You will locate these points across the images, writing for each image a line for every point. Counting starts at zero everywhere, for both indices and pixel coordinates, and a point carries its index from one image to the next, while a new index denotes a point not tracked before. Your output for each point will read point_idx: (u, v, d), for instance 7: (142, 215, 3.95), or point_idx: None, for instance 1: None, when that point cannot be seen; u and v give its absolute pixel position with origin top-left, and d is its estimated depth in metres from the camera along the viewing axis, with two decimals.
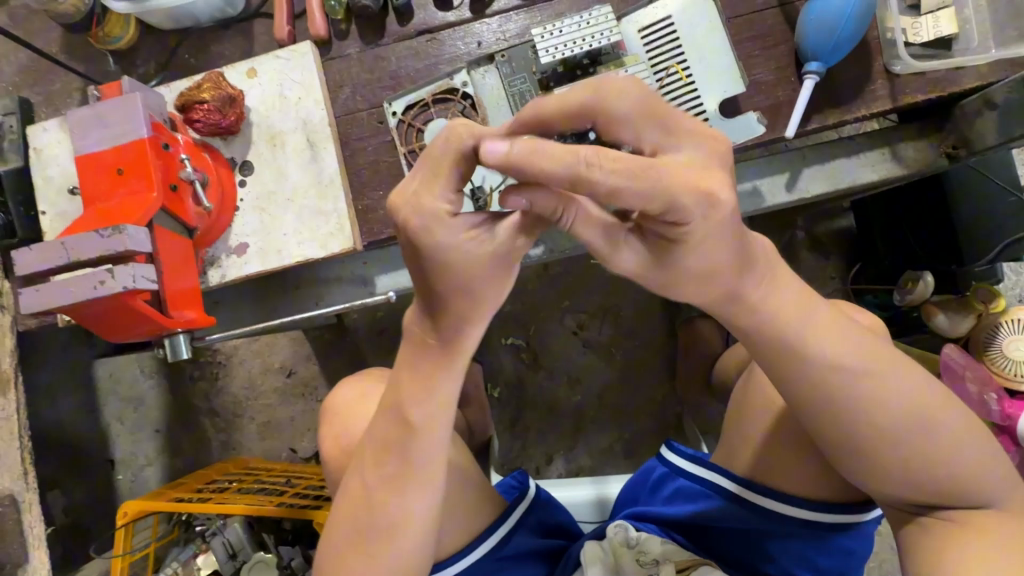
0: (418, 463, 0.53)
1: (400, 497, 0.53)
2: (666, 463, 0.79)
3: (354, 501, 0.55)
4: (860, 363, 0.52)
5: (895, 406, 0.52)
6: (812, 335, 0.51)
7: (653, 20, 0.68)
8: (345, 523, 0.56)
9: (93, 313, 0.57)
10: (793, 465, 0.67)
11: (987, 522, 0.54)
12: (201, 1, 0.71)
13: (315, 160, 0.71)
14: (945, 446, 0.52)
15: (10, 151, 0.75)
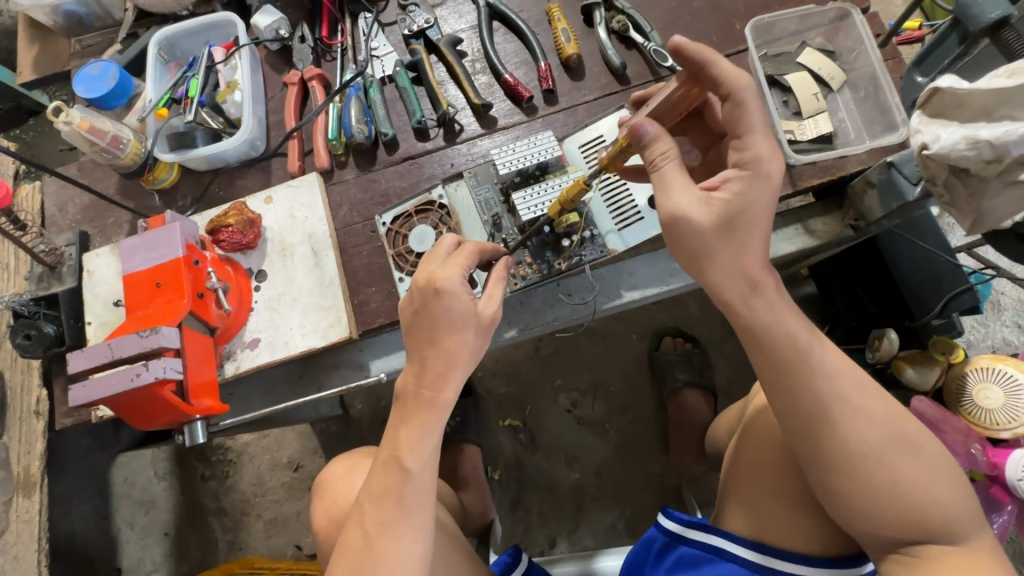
0: (406, 517, 0.58)
1: (398, 542, 0.57)
2: (666, 531, 0.79)
3: (352, 551, 0.58)
4: (847, 376, 0.59)
5: (875, 420, 0.58)
6: (811, 347, 0.59)
7: (591, 139, 0.85)
8: None
9: (127, 402, 0.67)
10: (774, 504, 0.71)
11: (963, 561, 0.56)
12: (231, 147, 0.89)
13: (318, 266, 0.85)
14: (923, 471, 0.57)
15: (68, 274, 0.90)
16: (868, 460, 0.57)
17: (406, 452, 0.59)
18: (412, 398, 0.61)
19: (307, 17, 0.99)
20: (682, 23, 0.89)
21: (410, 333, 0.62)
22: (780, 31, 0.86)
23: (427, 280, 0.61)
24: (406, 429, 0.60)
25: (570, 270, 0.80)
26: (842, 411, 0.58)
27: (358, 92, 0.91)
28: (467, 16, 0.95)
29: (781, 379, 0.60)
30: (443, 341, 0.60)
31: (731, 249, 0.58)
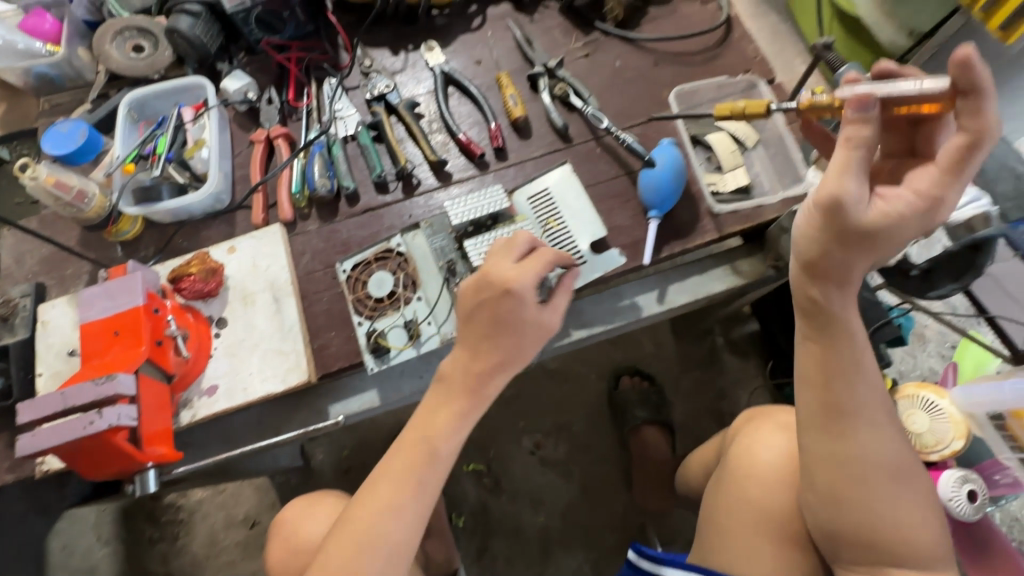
0: (424, 486, 0.66)
1: (403, 523, 0.64)
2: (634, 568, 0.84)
3: (355, 525, 0.64)
4: (878, 397, 0.70)
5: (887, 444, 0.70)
6: (863, 358, 0.69)
7: (537, 191, 0.92)
8: (339, 553, 0.63)
9: (78, 451, 0.67)
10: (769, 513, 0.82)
11: None
12: (196, 200, 0.93)
13: (279, 312, 0.88)
14: (905, 503, 0.69)
15: (21, 325, 0.89)
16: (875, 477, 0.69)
17: (433, 448, 0.67)
18: (461, 373, 0.68)
19: (275, 81, 1.06)
20: (616, 90, 1.01)
21: (471, 322, 0.68)
22: (701, 98, 0.99)
23: (499, 277, 0.67)
24: (433, 429, 0.67)
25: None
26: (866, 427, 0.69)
27: (321, 150, 0.97)
28: (425, 81, 1.05)
29: (829, 382, 0.70)
30: (502, 340, 0.67)
31: (863, 250, 0.61)
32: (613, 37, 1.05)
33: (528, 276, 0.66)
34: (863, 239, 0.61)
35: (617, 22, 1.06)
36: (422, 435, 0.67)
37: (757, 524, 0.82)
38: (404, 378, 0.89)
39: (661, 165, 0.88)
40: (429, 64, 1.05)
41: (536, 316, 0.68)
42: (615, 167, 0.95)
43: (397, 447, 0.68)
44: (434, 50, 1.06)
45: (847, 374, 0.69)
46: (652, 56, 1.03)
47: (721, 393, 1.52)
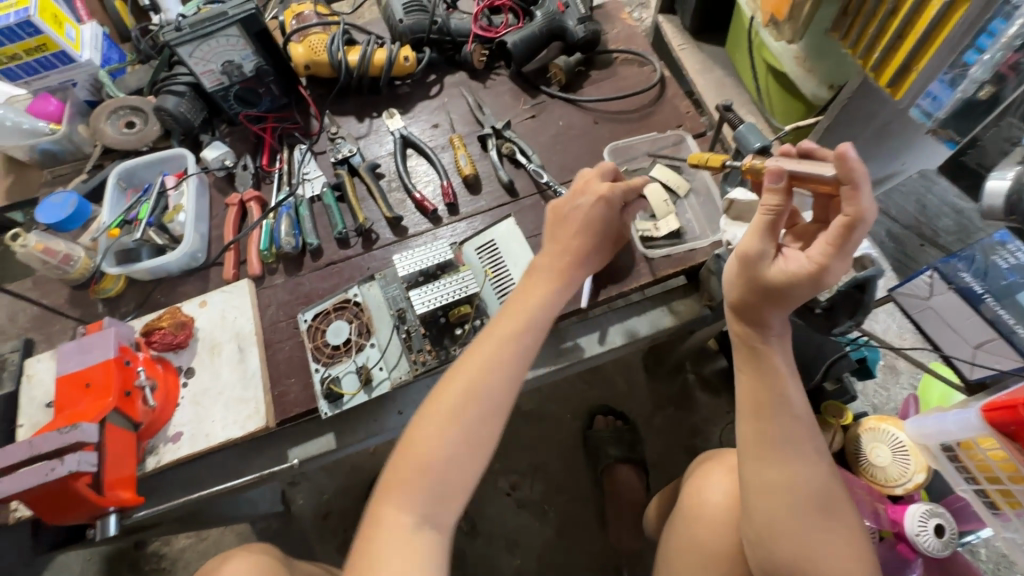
0: (499, 381, 0.73)
1: (498, 397, 0.72)
2: None
3: (445, 405, 0.71)
4: (809, 432, 0.71)
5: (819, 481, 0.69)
6: (788, 390, 0.71)
7: (483, 243, 0.99)
8: (430, 426, 0.70)
9: (41, 496, 0.72)
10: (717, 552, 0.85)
11: None
12: (173, 259, 1.02)
13: (242, 361, 0.94)
14: (845, 545, 0.68)
15: (7, 378, 0.97)
16: (805, 514, 0.68)
17: (501, 355, 0.74)
18: (562, 268, 0.83)
19: (251, 149, 1.17)
20: (559, 147, 1.10)
21: (561, 227, 0.85)
22: (636, 151, 1.08)
23: (594, 189, 0.85)
24: (511, 335, 0.75)
25: (465, 354, 0.92)
26: (795, 460, 0.69)
27: (289, 211, 1.07)
28: (387, 144, 1.15)
29: (759, 414, 0.71)
30: (576, 240, 0.84)
31: (766, 301, 0.68)
32: (558, 98, 1.15)
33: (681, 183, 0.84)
34: (771, 290, 0.67)
35: (561, 86, 1.16)
36: (497, 345, 0.75)
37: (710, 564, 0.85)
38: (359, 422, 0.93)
39: None
40: (390, 129, 1.14)
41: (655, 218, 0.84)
42: None
43: (472, 347, 0.75)
44: (394, 116, 1.15)
45: (771, 406, 0.71)
46: (592, 115, 1.13)
47: (694, 429, 1.53)
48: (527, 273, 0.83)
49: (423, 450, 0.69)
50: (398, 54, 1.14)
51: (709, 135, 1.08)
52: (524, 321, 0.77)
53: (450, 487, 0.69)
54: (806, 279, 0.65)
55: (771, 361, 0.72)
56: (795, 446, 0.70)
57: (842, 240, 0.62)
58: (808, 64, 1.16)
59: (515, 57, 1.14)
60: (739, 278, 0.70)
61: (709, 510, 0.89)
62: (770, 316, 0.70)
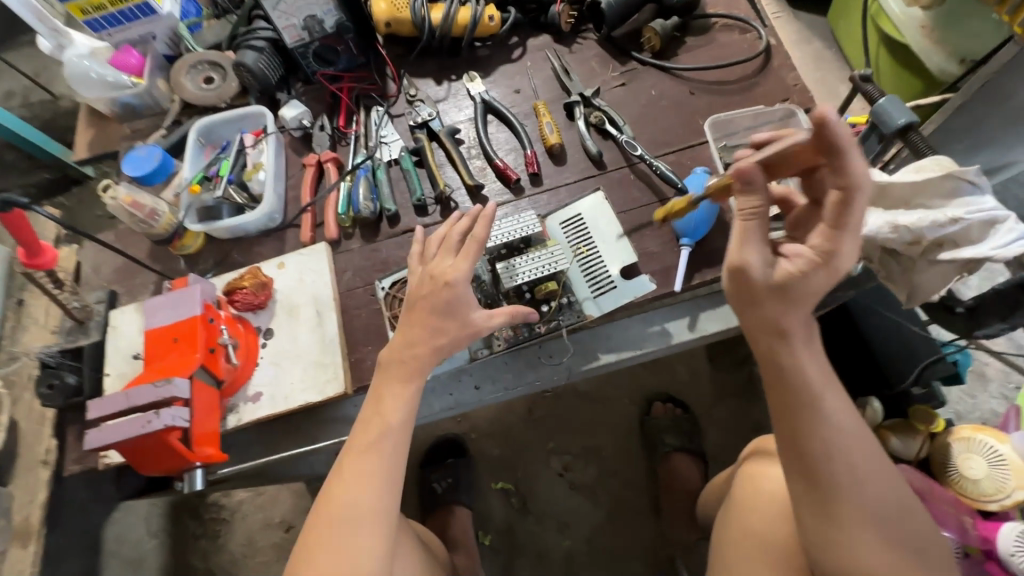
0: (387, 444, 0.69)
1: (371, 464, 0.68)
2: None
3: (354, 468, 0.68)
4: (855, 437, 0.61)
5: (874, 489, 0.61)
6: (827, 398, 0.60)
7: (569, 217, 0.94)
8: (340, 492, 0.67)
9: (136, 447, 0.73)
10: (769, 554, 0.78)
11: None
12: (252, 219, 1.01)
13: (321, 326, 0.93)
14: (913, 543, 0.61)
15: (94, 328, 0.99)
16: (863, 522, 0.61)
17: (361, 467, 0.68)
18: (395, 364, 0.71)
19: (327, 109, 1.14)
20: (650, 118, 1.03)
21: (415, 306, 0.72)
22: (737, 126, 0.99)
23: (440, 273, 0.71)
24: (371, 443, 0.69)
25: (548, 333, 0.88)
26: (848, 473, 0.61)
27: (367, 173, 1.03)
28: (466, 109, 1.10)
29: (797, 428, 0.61)
30: (447, 324, 0.70)
31: (782, 306, 0.57)
32: (650, 66, 1.07)
33: (464, 266, 0.70)
34: (783, 292, 0.57)
35: (654, 52, 1.08)
36: (347, 460, 0.69)
37: (758, 555, 0.79)
38: (435, 394, 0.93)
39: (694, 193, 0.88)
40: (470, 92, 1.09)
41: (466, 311, 0.71)
42: (647, 194, 0.96)
43: (343, 461, 0.70)
44: (475, 79, 1.10)
45: (809, 417, 0.60)
46: (687, 85, 1.05)
47: (757, 424, 1.47)
48: (388, 363, 0.72)
49: (321, 564, 0.65)
50: (484, 12, 1.08)
51: (818, 112, 1.00)
52: (381, 427, 0.69)
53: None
54: (809, 269, 0.56)
55: (809, 366, 0.60)
56: (845, 455, 0.61)
57: (843, 216, 0.54)
58: (936, 35, 1.08)
59: (608, 20, 1.07)
60: (738, 289, 0.58)
61: (764, 494, 0.82)
62: (793, 324, 0.58)
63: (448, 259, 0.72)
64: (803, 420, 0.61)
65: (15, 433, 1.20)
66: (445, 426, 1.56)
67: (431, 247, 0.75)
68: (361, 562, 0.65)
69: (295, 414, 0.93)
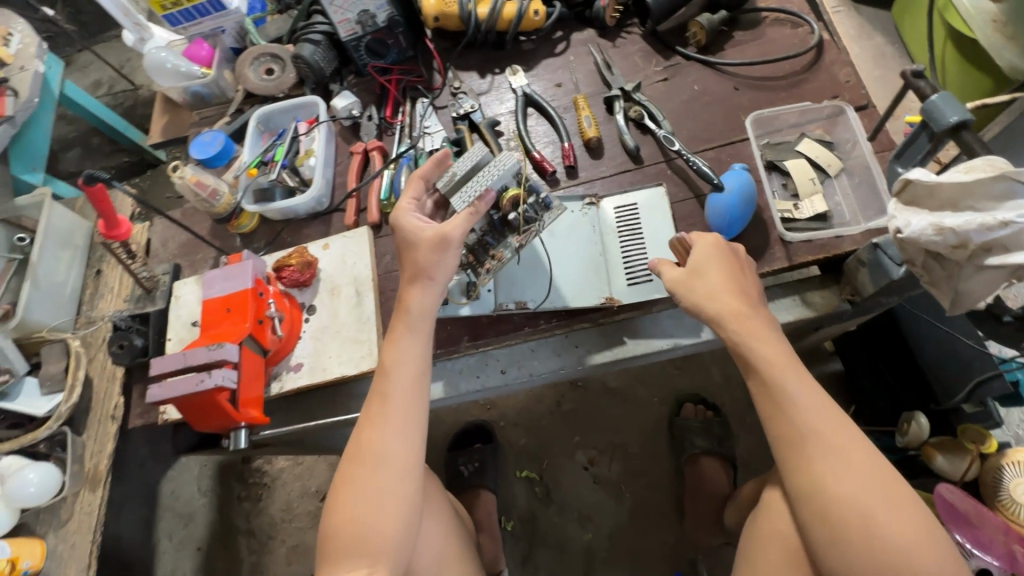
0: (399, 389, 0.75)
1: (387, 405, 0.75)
2: None
3: (373, 409, 0.75)
4: (818, 408, 0.67)
5: (845, 458, 0.64)
6: (788, 375, 0.69)
7: (622, 204, 0.96)
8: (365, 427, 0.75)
9: (189, 403, 0.80)
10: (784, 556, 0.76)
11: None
12: (302, 203, 1.07)
13: (360, 304, 0.99)
14: (895, 521, 0.62)
15: (161, 296, 1.10)
16: (843, 487, 0.64)
17: (377, 425, 0.74)
18: (402, 313, 0.78)
19: (376, 100, 1.19)
20: (691, 114, 1.02)
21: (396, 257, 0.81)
22: (782, 123, 0.97)
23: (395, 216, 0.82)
24: (385, 388, 0.75)
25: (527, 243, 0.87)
26: (827, 448, 0.66)
27: (409, 162, 1.08)
28: (507, 102, 1.12)
29: (774, 405, 0.69)
30: (410, 255, 0.78)
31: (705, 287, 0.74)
32: (694, 61, 1.06)
33: (405, 205, 0.81)
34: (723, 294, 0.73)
35: (699, 47, 1.07)
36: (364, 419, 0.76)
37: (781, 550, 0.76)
38: (462, 376, 0.97)
39: (731, 189, 0.87)
40: (513, 86, 1.12)
41: (420, 230, 0.78)
42: (682, 191, 0.96)
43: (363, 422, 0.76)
44: (518, 73, 1.12)
45: (779, 400, 0.68)
46: (732, 80, 1.03)
47: None
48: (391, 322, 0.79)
49: (346, 520, 0.71)
50: (529, 7, 1.10)
51: (871, 110, 0.96)
52: (385, 383, 0.76)
53: (369, 546, 0.70)
54: (734, 284, 0.74)
55: (770, 346, 0.70)
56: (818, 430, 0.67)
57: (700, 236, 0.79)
58: (1008, 29, 1.03)
59: (653, 14, 1.06)
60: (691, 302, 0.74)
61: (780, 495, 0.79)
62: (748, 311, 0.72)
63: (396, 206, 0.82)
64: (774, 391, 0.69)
65: (89, 389, 1.33)
66: (474, 412, 1.61)
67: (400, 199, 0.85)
68: (379, 520, 0.70)
69: (330, 385, 0.99)
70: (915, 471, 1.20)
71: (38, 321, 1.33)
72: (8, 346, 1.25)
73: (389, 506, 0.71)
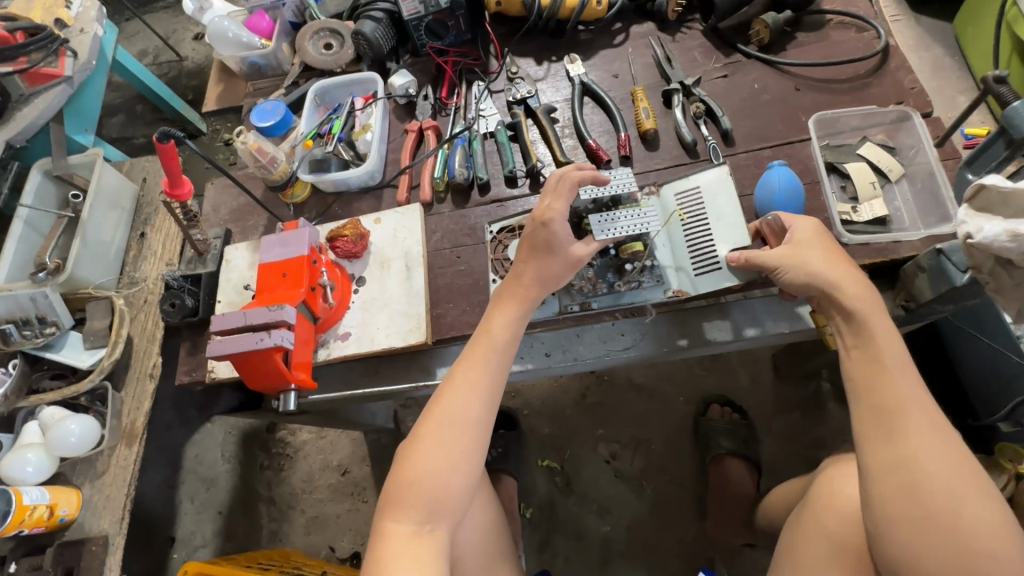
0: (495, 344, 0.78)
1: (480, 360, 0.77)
2: None
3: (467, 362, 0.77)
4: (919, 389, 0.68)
5: (936, 440, 0.65)
6: (895, 353, 0.70)
7: (686, 187, 0.93)
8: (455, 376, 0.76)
9: (246, 361, 0.82)
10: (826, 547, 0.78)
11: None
12: (355, 176, 1.09)
13: (409, 279, 1.00)
14: (985, 510, 0.62)
15: (211, 260, 1.10)
16: (930, 467, 0.63)
17: (467, 383, 0.75)
18: (514, 281, 0.81)
19: (431, 80, 1.20)
20: (750, 112, 1.02)
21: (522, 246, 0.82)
22: (843, 126, 0.97)
23: (541, 211, 0.81)
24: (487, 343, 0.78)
25: (627, 293, 0.90)
26: (926, 426, 0.66)
27: (463, 143, 1.09)
28: (563, 90, 1.13)
29: (876, 380, 0.69)
30: (549, 263, 0.80)
31: (819, 259, 0.76)
32: (754, 59, 1.06)
33: (560, 206, 0.80)
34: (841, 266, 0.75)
35: (761, 46, 1.07)
36: (451, 377, 0.76)
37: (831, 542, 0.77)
38: (507, 356, 0.98)
39: (773, 190, 0.88)
40: (570, 74, 1.12)
41: (566, 245, 0.81)
42: (738, 187, 0.96)
43: (449, 378, 0.76)
44: (575, 61, 1.13)
45: (885, 371, 0.69)
46: (793, 81, 1.03)
47: (820, 442, 1.42)
48: (496, 292, 0.82)
49: (422, 472, 0.70)
50: None
51: (934, 118, 0.95)
52: (483, 347, 0.77)
53: (440, 501, 0.70)
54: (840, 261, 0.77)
55: (881, 323, 0.72)
56: (919, 409, 0.67)
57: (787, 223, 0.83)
58: None
59: (717, 9, 1.06)
60: (803, 272, 0.76)
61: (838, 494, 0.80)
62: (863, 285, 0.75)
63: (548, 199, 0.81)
64: (879, 363, 0.70)
65: (130, 347, 1.36)
66: (499, 399, 1.62)
67: (547, 187, 0.83)
68: (449, 476, 0.70)
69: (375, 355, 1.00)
70: None
71: (84, 277, 1.37)
72: (56, 299, 1.29)
73: (464, 465, 0.71)
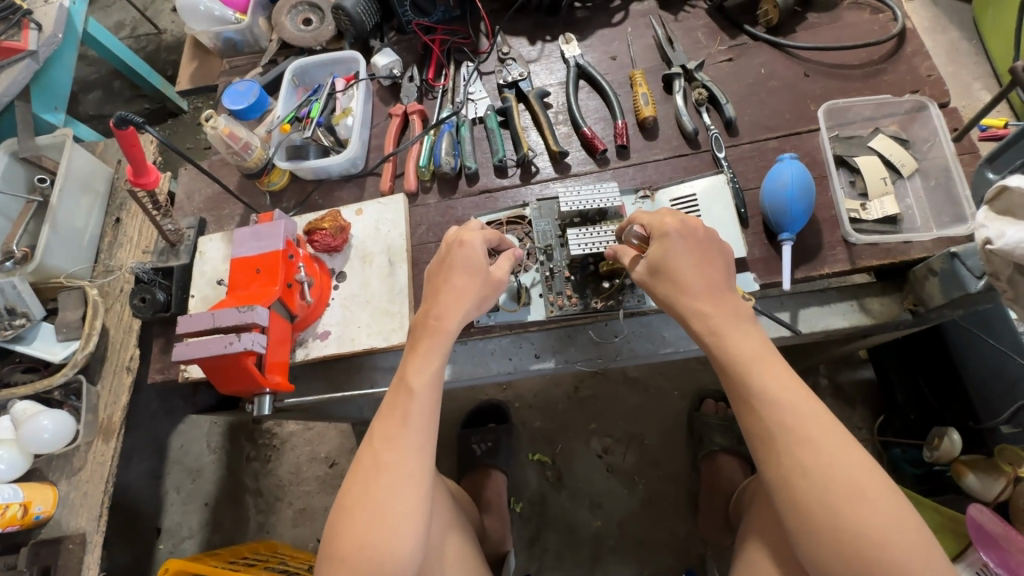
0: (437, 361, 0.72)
1: (418, 374, 0.71)
2: None
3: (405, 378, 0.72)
4: (785, 397, 0.62)
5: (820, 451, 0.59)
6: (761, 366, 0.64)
7: (681, 195, 0.90)
8: (393, 393, 0.72)
9: (216, 365, 0.77)
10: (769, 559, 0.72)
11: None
12: (335, 164, 1.02)
13: (393, 275, 0.95)
14: (886, 513, 0.57)
15: (184, 252, 1.04)
16: (818, 482, 0.58)
17: (388, 421, 0.70)
18: (449, 288, 0.74)
19: (417, 60, 1.13)
20: (756, 99, 0.95)
21: (433, 272, 0.77)
22: (854, 116, 0.91)
23: (459, 235, 0.77)
24: (428, 353, 0.72)
25: (605, 310, 0.87)
26: (794, 445, 0.60)
27: (451, 129, 1.02)
28: (558, 72, 1.06)
29: (737, 397, 0.64)
30: (456, 279, 0.74)
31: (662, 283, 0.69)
32: (763, 42, 0.99)
33: (479, 231, 0.77)
34: (682, 295, 0.68)
35: (769, 27, 1.00)
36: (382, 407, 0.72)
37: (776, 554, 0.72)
38: (494, 357, 0.93)
39: (786, 183, 0.81)
40: (565, 55, 1.05)
41: (481, 264, 0.75)
42: (742, 180, 0.91)
43: (374, 433, 0.71)
44: (571, 42, 1.05)
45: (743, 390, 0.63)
46: (803, 66, 0.96)
47: None
48: (414, 332, 0.74)
49: (357, 532, 0.66)
50: None
51: (952, 109, 0.90)
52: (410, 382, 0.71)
53: (382, 520, 0.66)
54: (705, 263, 0.68)
55: (736, 341, 0.65)
56: (781, 427, 0.61)
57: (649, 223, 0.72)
58: None
59: None
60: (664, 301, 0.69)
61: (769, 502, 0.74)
62: (709, 307, 0.67)
63: (465, 225, 0.78)
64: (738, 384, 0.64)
65: (105, 339, 1.31)
66: (489, 391, 1.59)
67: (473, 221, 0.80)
68: (391, 493, 0.67)
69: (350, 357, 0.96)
70: (939, 488, 1.18)
71: (55, 266, 1.30)
72: (25, 289, 1.21)
73: (403, 485, 0.67)
